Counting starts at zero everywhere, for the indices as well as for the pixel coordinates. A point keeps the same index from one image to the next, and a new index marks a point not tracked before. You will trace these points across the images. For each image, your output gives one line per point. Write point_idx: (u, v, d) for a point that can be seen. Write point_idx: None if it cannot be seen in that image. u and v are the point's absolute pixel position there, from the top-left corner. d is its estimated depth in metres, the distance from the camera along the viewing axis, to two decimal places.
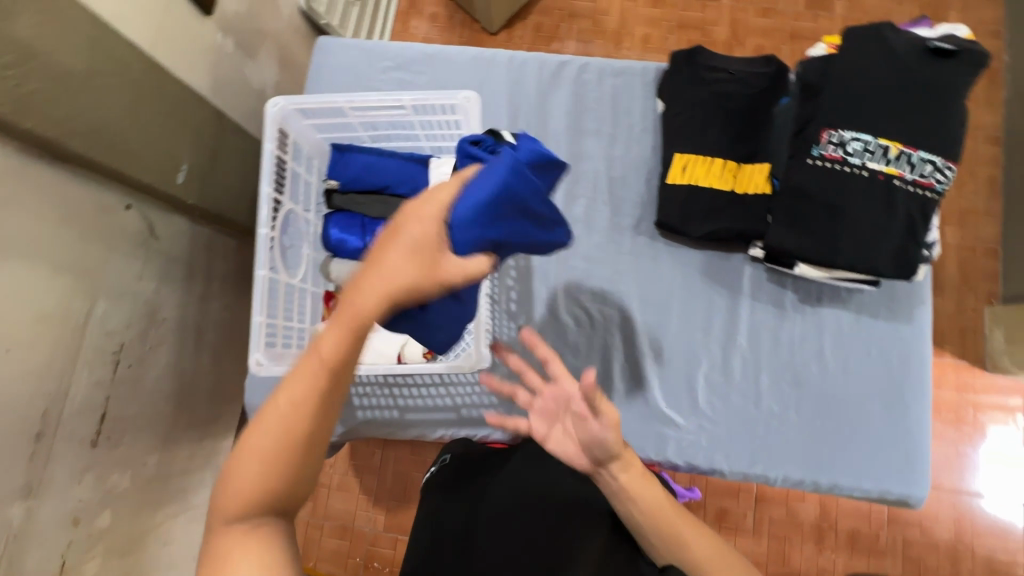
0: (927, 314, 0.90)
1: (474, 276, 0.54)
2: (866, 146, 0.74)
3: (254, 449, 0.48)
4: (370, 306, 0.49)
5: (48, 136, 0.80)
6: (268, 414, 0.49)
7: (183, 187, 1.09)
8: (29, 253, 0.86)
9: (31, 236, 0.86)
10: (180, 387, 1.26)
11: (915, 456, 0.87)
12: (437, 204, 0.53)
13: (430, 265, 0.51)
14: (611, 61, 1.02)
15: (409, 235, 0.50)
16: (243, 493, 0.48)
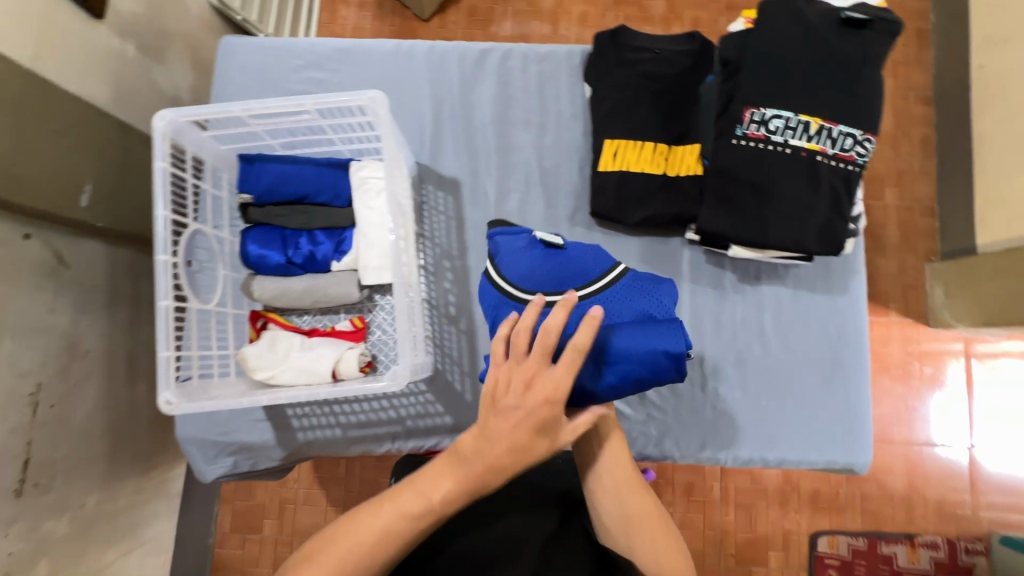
0: (862, 283, 0.91)
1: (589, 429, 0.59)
2: (786, 123, 0.73)
3: (366, 526, 0.59)
4: (498, 454, 0.57)
5: None
6: (395, 498, 0.60)
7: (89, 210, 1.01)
8: None
9: None
10: (118, 420, 1.19)
11: (857, 424, 0.88)
12: (568, 368, 0.56)
13: (550, 423, 0.56)
14: (534, 47, 0.98)
15: (540, 390, 0.55)
16: (339, 558, 0.57)
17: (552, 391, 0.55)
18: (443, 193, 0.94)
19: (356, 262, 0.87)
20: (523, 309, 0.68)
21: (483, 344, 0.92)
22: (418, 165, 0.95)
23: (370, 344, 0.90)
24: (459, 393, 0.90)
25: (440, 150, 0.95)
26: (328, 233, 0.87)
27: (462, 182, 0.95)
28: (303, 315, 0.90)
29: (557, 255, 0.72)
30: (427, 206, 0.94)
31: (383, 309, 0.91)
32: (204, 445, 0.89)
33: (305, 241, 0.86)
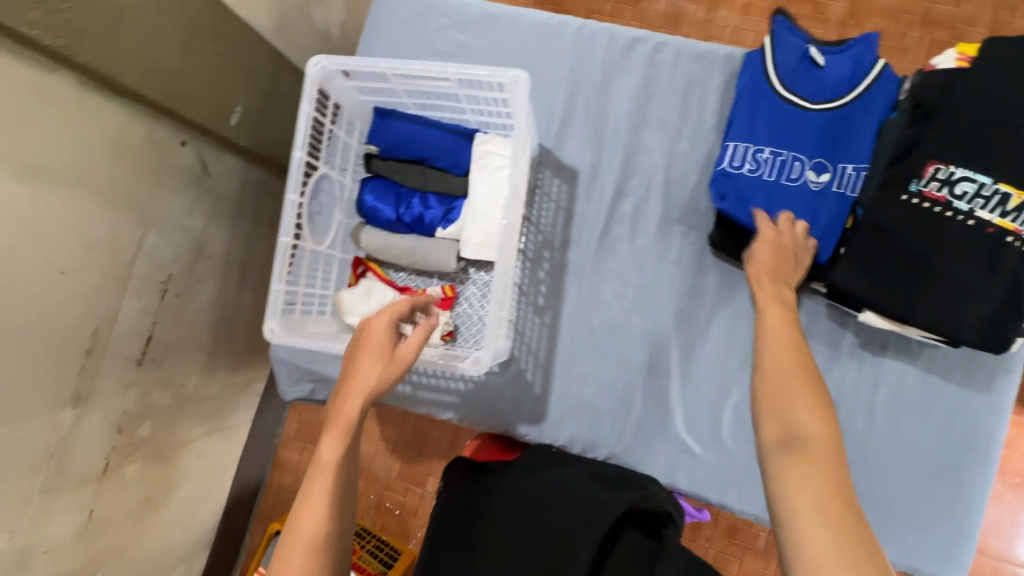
0: (1011, 385, 0.78)
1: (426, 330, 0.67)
2: (979, 191, 0.63)
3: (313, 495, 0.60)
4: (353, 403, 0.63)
5: (108, 73, 0.82)
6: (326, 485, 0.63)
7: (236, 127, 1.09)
8: (93, 187, 0.91)
9: (95, 168, 0.90)
10: (224, 318, 1.31)
11: (958, 539, 0.78)
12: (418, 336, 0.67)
13: (390, 353, 0.66)
14: (691, 43, 0.90)
15: (371, 336, 0.66)
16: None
17: (379, 350, 0.66)
18: (558, 181, 0.92)
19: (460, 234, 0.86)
20: (765, 111, 0.81)
21: (563, 343, 0.90)
22: (540, 147, 0.92)
23: (455, 314, 0.91)
24: (528, 384, 0.90)
25: (565, 136, 0.92)
26: (440, 200, 0.87)
27: (580, 173, 0.91)
28: (399, 272, 0.92)
29: (814, 73, 0.80)
30: (539, 192, 0.92)
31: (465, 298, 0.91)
32: (290, 367, 0.97)
33: (417, 202, 0.87)
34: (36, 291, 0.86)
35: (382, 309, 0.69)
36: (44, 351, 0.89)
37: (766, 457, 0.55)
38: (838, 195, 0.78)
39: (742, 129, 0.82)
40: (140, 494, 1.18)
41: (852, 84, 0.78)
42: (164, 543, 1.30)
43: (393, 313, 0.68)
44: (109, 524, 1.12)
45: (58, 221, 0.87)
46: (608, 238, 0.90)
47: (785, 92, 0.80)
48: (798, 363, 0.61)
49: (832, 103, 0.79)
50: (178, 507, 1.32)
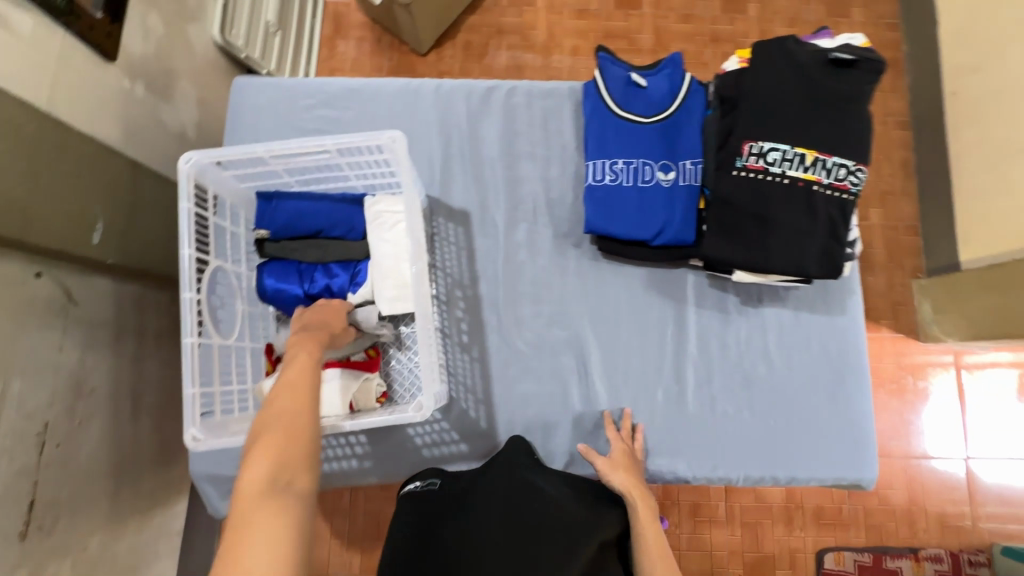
0: (858, 302, 0.95)
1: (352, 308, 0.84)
2: (784, 156, 0.78)
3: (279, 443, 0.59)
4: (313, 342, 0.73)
5: None
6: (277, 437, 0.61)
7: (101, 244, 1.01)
8: None
9: None
10: (123, 457, 1.16)
11: (864, 441, 0.91)
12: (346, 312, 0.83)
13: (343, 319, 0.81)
14: (537, 84, 1.02)
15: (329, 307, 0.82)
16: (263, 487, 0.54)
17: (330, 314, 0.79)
18: (453, 225, 0.97)
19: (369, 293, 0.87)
20: (611, 131, 0.94)
21: (496, 372, 0.93)
22: (429, 197, 0.97)
23: (387, 373, 0.92)
24: (473, 421, 0.91)
25: (450, 183, 0.98)
26: (343, 266, 0.89)
27: (471, 213, 0.98)
28: None
29: (641, 94, 0.95)
30: (439, 238, 0.97)
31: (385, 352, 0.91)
32: (218, 482, 0.89)
33: (321, 274, 0.88)
34: None
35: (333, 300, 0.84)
36: None
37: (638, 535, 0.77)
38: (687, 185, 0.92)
39: (597, 149, 0.94)
40: None
41: (672, 95, 0.94)
42: None
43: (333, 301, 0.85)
44: None
45: None
46: (513, 265, 0.96)
47: (622, 112, 0.94)
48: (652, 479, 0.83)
49: (661, 115, 0.94)
50: None
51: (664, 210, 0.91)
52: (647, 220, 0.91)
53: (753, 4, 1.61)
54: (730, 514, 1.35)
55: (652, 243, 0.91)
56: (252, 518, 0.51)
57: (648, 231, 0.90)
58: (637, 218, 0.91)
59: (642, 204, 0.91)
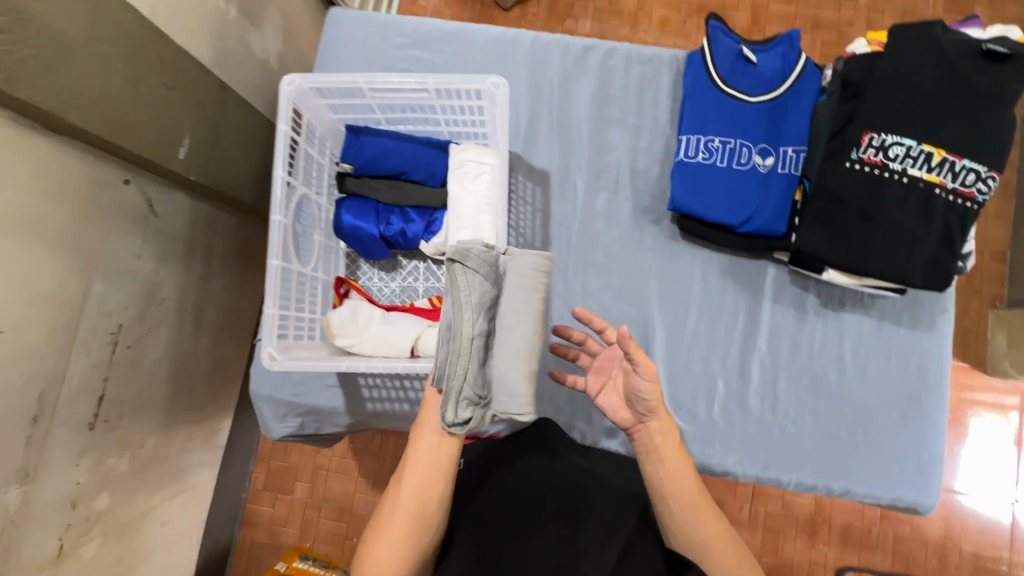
0: (948, 322, 0.89)
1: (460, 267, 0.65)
2: (907, 152, 0.72)
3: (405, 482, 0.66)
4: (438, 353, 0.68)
5: (53, 107, 0.76)
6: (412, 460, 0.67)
7: (186, 160, 1.03)
8: (33, 233, 0.82)
9: (37, 213, 0.82)
10: (183, 367, 1.22)
11: (931, 467, 0.86)
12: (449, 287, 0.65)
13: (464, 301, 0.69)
14: (639, 48, 0.97)
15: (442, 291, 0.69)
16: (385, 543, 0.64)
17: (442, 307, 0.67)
18: (531, 184, 0.95)
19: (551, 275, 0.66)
20: (712, 105, 0.89)
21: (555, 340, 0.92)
22: (511, 153, 0.95)
23: None
24: None
25: (533, 141, 0.95)
26: (420, 212, 0.88)
27: (551, 175, 0.95)
28: (383, 289, 0.93)
29: (750, 70, 0.89)
30: (515, 196, 0.95)
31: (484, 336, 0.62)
32: (275, 403, 0.91)
33: (396, 218, 0.88)
34: None
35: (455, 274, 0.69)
36: None
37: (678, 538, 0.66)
38: (784, 172, 0.87)
39: (694, 123, 0.90)
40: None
41: (784, 75, 0.88)
42: None
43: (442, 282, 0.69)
44: None
45: None
46: (586, 234, 0.94)
47: (727, 86, 0.88)
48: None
49: (768, 95, 0.88)
50: None
51: (756, 196, 0.86)
52: (737, 204, 0.86)
53: None
54: (754, 516, 1.33)
55: (736, 229, 0.88)
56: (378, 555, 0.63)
57: (736, 216, 0.86)
58: (726, 201, 0.87)
59: (733, 186, 0.87)
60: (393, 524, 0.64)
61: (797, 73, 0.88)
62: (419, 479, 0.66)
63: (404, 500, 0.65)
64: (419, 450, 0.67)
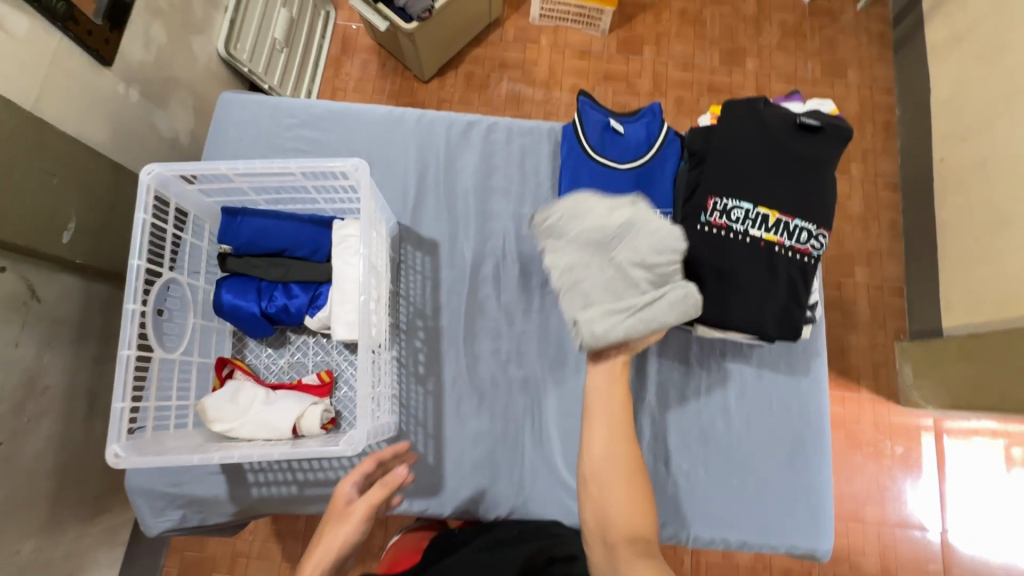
0: (822, 365, 0.94)
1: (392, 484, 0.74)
2: (746, 214, 0.78)
3: None
4: (323, 556, 0.68)
5: None
6: None
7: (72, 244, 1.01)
8: None
9: None
10: (78, 458, 1.14)
11: (821, 511, 0.88)
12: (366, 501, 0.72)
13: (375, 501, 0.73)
14: (519, 122, 1.04)
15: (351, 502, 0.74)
16: None
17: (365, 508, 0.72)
18: (421, 254, 0.97)
19: (657, 282, 0.77)
20: (585, 173, 0.95)
21: (448, 408, 0.91)
22: (399, 224, 0.98)
23: (336, 399, 0.89)
24: (421, 455, 0.89)
25: (421, 212, 0.98)
26: (304, 287, 0.88)
27: (440, 243, 0.97)
28: (270, 366, 0.91)
29: (617, 140, 0.96)
30: (405, 266, 0.96)
31: (586, 216, 0.77)
32: (152, 497, 0.86)
33: (280, 293, 0.87)
34: None
35: (348, 477, 0.77)
36: None
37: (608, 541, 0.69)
38: None
39: (570, 190, 0.95)
40: None
41: (648, 144, 0.95)
42: None
43: (356, 476, 0.76)
44: None
45: None
46: (475, 299, 0.95)
47: (596, 156, 0.94)
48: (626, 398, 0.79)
49: (634, 163, 0.94)
50: None
51: None
52: None
53: (753, 59, 1.64)
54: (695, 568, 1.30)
55: None
56: None
57: None
58: None
59: None
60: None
61: (659, 142, 0.95)
62: None
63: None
64: None
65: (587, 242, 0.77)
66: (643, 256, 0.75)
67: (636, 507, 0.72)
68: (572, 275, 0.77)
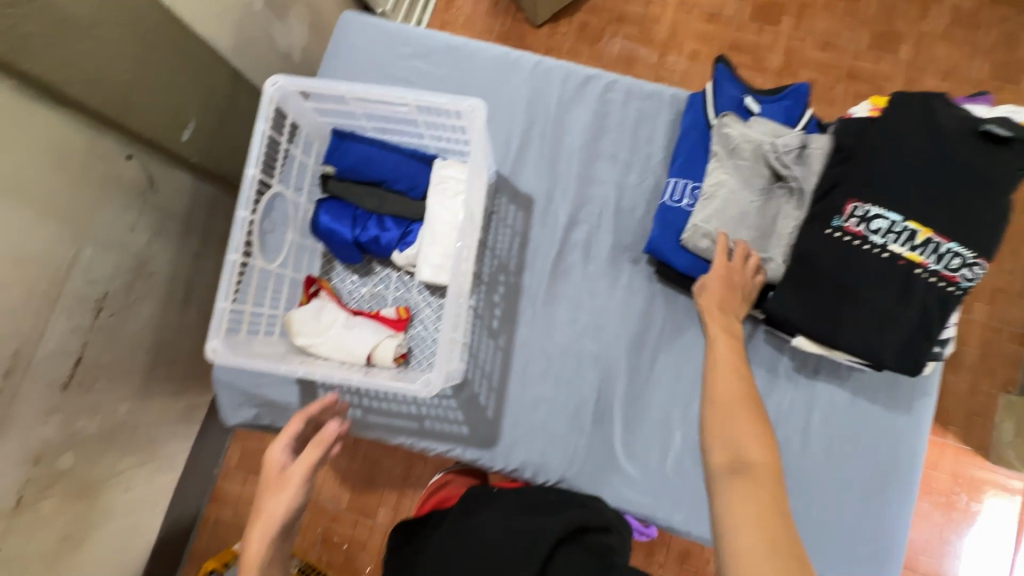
0: (928, 405, 0.85)
1: (328, 436, 0.74)
2: (890, 227, 0.69)
3: None
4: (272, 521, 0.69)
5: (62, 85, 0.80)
6: None
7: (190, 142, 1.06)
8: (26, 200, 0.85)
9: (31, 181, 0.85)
10: (168, 341, 1.23)
11: (889, 556, 0.82)
12: (307, 459, 0.72)
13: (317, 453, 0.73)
14: (640, 83, 0.96)
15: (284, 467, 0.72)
16: None
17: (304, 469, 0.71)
18: (514, 208, 0.94)
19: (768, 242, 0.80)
20: (704, 151, 0.87)
21: (516, 368, 0.90)
22: (498, 174, 0.95)
23: (410, 336, 0.90)
24: (481, 407, 0.89)
25: (520, 165, 0.95)
26: (397, 221, 0.88)
27: (535, 200, 0.94)
28: (354, 293, 0.93)
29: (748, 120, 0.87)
30: (496, 218, 0.94)
31: (751, 164, 0.81)
32: (234, 392, 0.93)
33: (373, 224, 0.87)
34: None
35: (279, 440, 0.76)
36: None
37: (717, 478, 0.64)
38: None
39: (683, 167, 0.88)
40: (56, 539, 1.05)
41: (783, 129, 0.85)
42: None
43: (286, 437, 0.76)
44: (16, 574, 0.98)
45: None
46: (562, 264, 0.92)
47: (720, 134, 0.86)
48: (739, 396, 0.70)
49: None
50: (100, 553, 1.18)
51: None
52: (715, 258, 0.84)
53: (909, 47, 1.42)
54: None
55: None
56: None
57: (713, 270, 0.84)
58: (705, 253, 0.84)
59: None
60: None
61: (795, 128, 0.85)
62: None
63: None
64: None
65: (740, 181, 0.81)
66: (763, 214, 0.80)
67: (768, 511, 0.59)
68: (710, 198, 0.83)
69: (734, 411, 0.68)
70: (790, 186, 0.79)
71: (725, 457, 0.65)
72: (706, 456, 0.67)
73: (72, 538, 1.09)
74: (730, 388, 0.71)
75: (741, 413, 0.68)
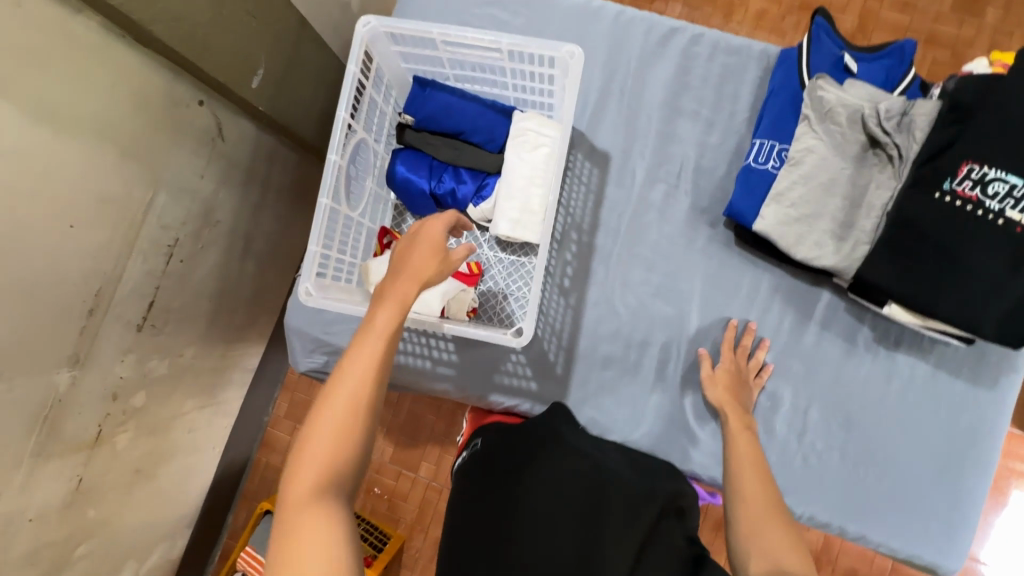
0: (1013, 382, 0.82)
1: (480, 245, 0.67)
2: (1011, 192, 0.69)
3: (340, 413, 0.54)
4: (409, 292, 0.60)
5: (146, 22, 0.78)
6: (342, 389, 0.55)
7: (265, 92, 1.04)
8: (114, 139, 0.84)
9: (116, 118, 0.83)
10: (232, 291, 1.22)
11: (960, 530, 0.81)
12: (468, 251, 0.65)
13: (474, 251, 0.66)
14: (727, 37, 0.92)
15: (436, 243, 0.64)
16: (310, 475, 0.52)
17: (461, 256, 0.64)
18: (590, 165, 0.92)
19: (856, 213, 0.78)
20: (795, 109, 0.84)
21: (586, 326, 0.90)
22: (574, 129, 0.92)
23: (482, 291, 0.91)
24: (550, 364, 0.90)
25: (598, 120, 0.92)
26: (472, 174, 0.87)
27: (612, 157, 0.92)
28: None
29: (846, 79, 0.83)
30: (571, 174, 0.92)
31: (845, 129, 0.78)
32: (304, 339, 0.95)
33: (449, 177, 0.87)
34: (52, 250, 0.79)
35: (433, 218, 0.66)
36: (49, 312, 0.80)
37: None
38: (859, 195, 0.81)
39: (772, 126, 0.85)
40: (127, 480, 1.06)
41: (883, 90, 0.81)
42: (142, 540, 1.16)
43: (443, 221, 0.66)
44: (95, 510, 1.00)
45: (73, 178, 0.79)
46: (637, 224, 0.90)
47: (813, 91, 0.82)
48: (773, 504, 0.66)
49: None
50: (165, 496, 1.20)
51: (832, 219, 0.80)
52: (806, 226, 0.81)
53: (996, 9, 1.32)
54: None
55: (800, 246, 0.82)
56: (312, 458, 0.52)
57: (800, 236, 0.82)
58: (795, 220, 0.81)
59: None
60: (318, 450, 0.52)
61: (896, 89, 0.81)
62: (355, 400, 0.54)
63: (321, 436, 0.53)
64: (340, 394, 0.55)
65: (833, 147, 0.78)
66: (853, 184, 0.78)
67: None
68: (799, 162, 0.79)
69: (768, 516, 0.64)
70: (888, 154, 0.76)
71: (763, 565, 0.58)
72: (741, 567, 0.60)
73: (140, 480, 1.10)
74: (762, 491, 0.68)
75: (780, 520, 0.63)
